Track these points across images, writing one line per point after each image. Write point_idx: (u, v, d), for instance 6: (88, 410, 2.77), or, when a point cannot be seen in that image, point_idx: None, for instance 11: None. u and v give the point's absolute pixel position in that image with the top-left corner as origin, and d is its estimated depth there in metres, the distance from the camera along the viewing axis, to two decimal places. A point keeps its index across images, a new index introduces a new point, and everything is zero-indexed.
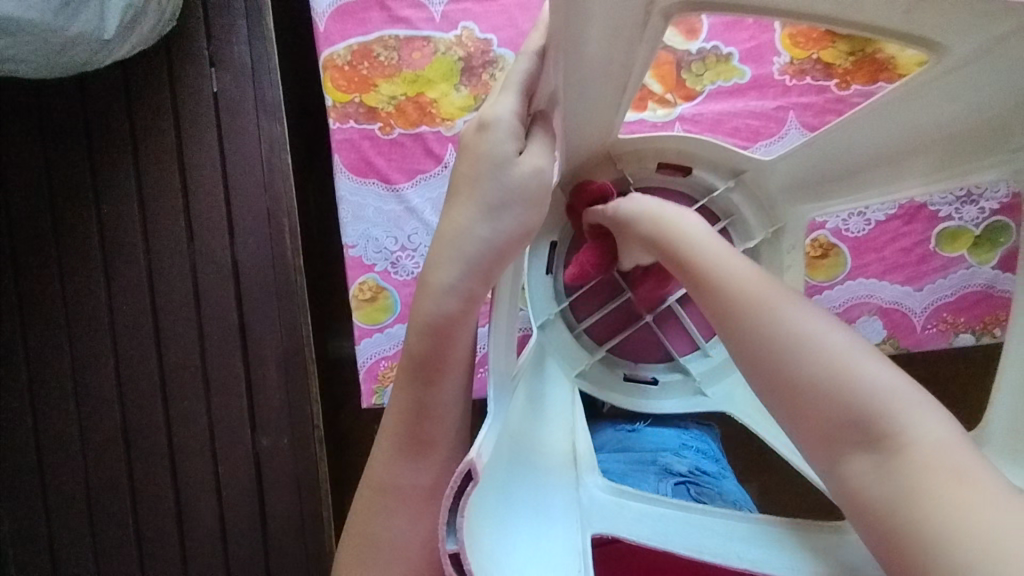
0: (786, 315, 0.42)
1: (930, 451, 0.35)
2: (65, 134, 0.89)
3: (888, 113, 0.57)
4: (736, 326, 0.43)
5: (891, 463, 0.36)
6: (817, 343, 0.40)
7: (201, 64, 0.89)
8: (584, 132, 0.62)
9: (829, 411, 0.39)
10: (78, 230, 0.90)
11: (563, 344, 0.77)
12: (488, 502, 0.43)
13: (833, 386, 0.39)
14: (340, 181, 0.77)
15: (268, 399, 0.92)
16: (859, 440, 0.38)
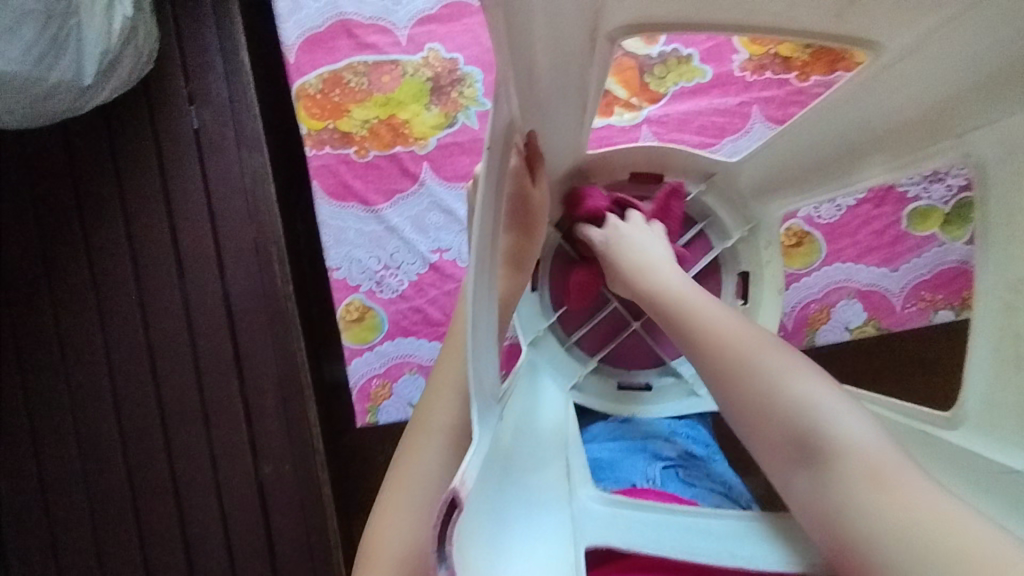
0: (756, 361, 0.52)
1: (862, 458, 0.45)
2: (52, 177, 0.91)
3: (844, 106, 0.60)
4: (703, 361, 0.55)
5: (825, 474, 0.47)
6: (767, 368, 0.52)
7: (181, 103, 0.91)
8: (554, 145, 0.66)
9: (771, 423, 0.50)
10: (70, 270, 0.92)
11: (555, 357, 0.79)
12: (483, 518, 0.41)
13: (777, 404, 0.50)
14: (320, 206, 0.79)
15: (267, 426, 0.93)
16: (800, 456, 0.48)
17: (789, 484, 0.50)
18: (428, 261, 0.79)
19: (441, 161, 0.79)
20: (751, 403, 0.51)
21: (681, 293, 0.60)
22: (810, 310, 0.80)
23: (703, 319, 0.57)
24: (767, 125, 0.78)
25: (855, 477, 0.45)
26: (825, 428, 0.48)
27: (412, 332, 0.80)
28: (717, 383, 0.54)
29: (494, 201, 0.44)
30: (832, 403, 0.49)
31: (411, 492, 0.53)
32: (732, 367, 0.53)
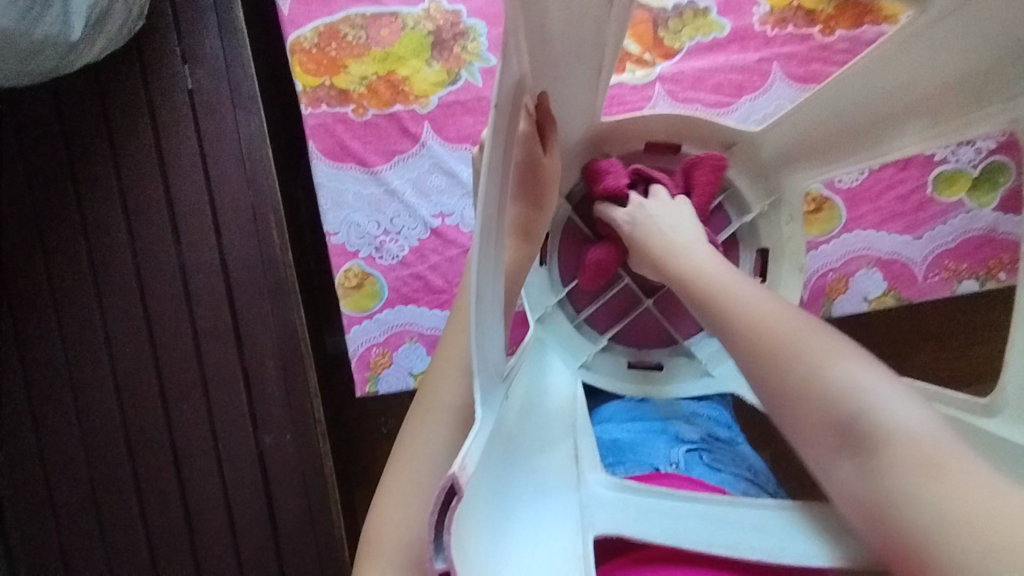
0: (792, 339, 0.49)
1: (911, 441, 0.41)
2: (41, 137, 0.88)
3: (879, 66, 0.57)
4: (734, 340, 0.52)
5: (871, 458, 0.42)
6: (805, 345, 0.48)
7: (174, 61, 0.87)
8: (567, 107, 0.62)
9: (814, 407, 0.46)
10: (62, 234, 0.89)
11: (563, 335, 0.76)
12: (482, 512, 0.39)
13: (815, 384, 0.46)
14: (317, 167, 0.75)
15: (267, 395, 0.92)
16: (844, 441, 0.44)
17: (834, 470, 0.45)
18: (429, 226, 0.77)
19: (444, 121, 0.76)
20: (790, 392, 0.47)
21: (714, 275, 0.57)
22: (828, 280, 0.77)
23: (742, 303, 0.53)
24: (787, 83, 0.75)
25: (907, 466, 0.40)
26: (875, 416, 0.43)
27: (413, 300, 0.77)
28: (750, 365, 0.50)
29: (501, 168, 0.41)
30: (885, 388, 0.44)
31: (411, 473, 0.51)
32: (771, 351, 0.49)
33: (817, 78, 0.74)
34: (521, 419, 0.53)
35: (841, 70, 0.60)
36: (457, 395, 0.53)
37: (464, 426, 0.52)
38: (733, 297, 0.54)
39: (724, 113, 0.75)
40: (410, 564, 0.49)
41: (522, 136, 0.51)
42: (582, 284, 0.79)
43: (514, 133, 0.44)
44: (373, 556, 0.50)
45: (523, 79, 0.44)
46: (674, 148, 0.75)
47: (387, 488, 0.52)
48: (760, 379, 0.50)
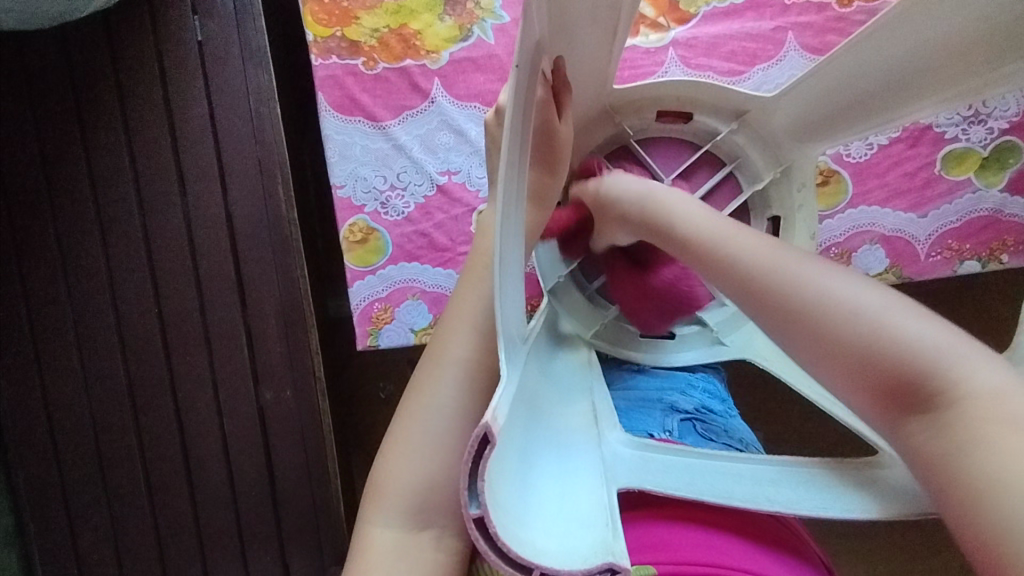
0: (827, 289, 0.45)
1: (981, 397, 0.39)
2: (50, 80, 0.87)
3: (887, 34, 0.57)
4: (774, 301, 0.47)
5: (939, 416, 0.40)
6: (851, 305, 0.44)
7: (184, 9, 0.86)
8: (583, 73, 0.61)
9: (867, 359, 0.43)
10: (69, 179, 0.89)
11: (575, 302, 0.75)
12: (512, 459, 0.38)
13: (869, 333, 0.43)
14: (325, 119, 0.75)
15: (269, 348, 0.93)
16: (906, 398, 0.42)
17: (899, 426, 0.43)
18: (435, 183, 0.77)
19: (454, 78, 0.76)
20: (840, 343, 0.44)
21: (718, 229, 0.54)
22: (830, 255, 0.77)
23: (757, 256, 0.50)
24: (802, 53, 0.74)
25: (980, 421, 0.38)
26: (942, 368, 0.41)
27: (416, 257, 0.78)
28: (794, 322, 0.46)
29: (522, 125, 0.40)
30: (935, 336, 0.42)
31: (420, 422, 0.51)
32: (802, 323, 0.46)
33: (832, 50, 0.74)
34: (538, 373, 0.51)
35: (846, 37, 0.59)
36: (466, 349, 0.52)
37: (475, 380, 0.52)
38: (738, 249, 0.51)
39: (737, 81, 0.75)
40: (416, 509, 0.50)
41: (540, 101, 0.50)
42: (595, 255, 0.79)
43: (534, 97, 0.44)
44: (379, 500, 0.51)
45: (542, 41, 0.43)
46: (684, 117, 0.75)
47: (395, 436, 0.52)
48: (807, 351, 0.46)
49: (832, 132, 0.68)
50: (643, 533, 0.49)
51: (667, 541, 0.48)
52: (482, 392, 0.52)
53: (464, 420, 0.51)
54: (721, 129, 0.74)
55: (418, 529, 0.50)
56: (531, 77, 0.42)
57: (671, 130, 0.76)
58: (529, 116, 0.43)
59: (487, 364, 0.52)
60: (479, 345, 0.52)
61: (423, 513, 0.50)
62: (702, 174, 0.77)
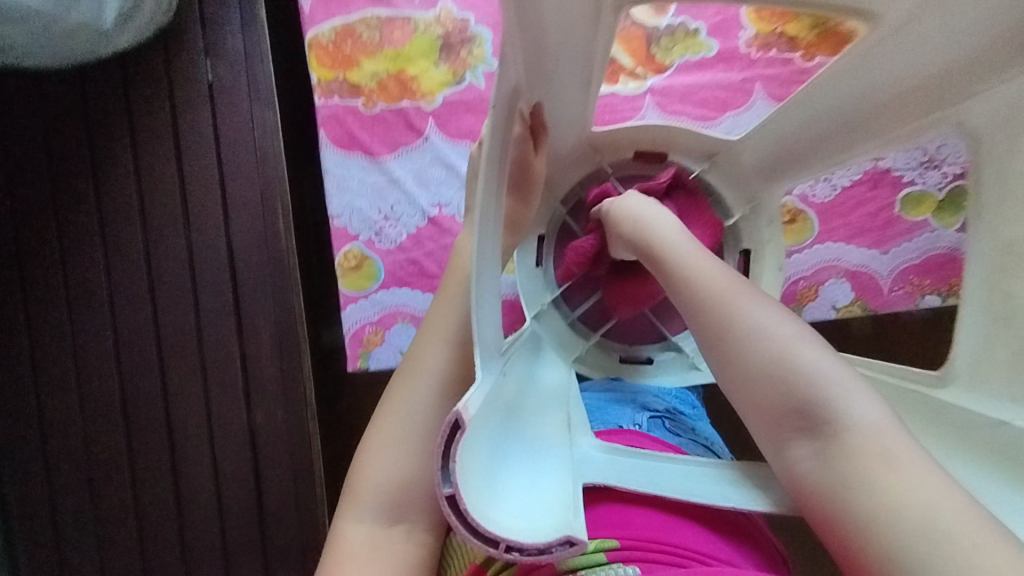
0: (764, 326, 0.51)
1: (868, 435, 0.45)
2: (66, 115, 0.92)
3: (833, 88, 0.63)
4: (718, 329, 0.52)
5: (831, 446, 0.46)
6: (773, 337, 0.50)
7: (198, 53, 0.92)
8: (562, 117, 0.67)
9: (786, 393, 0.48)
10: (78, 206, 0.93)
11: (559, 331, 0.79)
12: (485, 450, 0.41)
13: (785, 368, 0.48)
14: (325, 153, 0.81)
15: (262, 370, 0.95)
16: (805, 426, 0.47)
17: (786, 449, 0.48)
18: (427, 215, 0.81)
19: (447, 118, 0.81)
20: (761, 370, 0.49)
21: (686, 256, 0.58)
22: (799, 288, 0.82)
23: (714, 286, 0.54)
24: (768, 102, 0.80)
25: (866, 457, 0.44)
26: (834, 403, 0.46)
27: (408, 284, 0.82)
28: (726, 347, 0.51)
29: (498, 159, 0.45)
30: (850, 388, 0.47)
31: (397, 423, 0.54)
32: (742, 361, 0.50)
33: None
34: (517, 385, 0.55)
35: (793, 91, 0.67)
36: (443, 358, 0.56)
37: (449, 386, 0.55)
38: (699, 278, 0.55)
39: (709, 126, 0.81)
40: (390, 506, 0.52)
41: (518, 140, 0.55)
42: (577, 283, 0.82)
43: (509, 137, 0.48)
44: (355, 499, 0.53)
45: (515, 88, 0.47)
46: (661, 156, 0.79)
47: (373, 437, 0.55)
48: (736, 388, 0.51)
49: (795, 174, 0.74)
50: (604, 512, 0.51)
51: (628, 521, 0.50)
52: (454, 400, 0.55)
53: (439, 423, 0.54)
54: (694, 168, 0.78)
55: (391, 524, 0.52)
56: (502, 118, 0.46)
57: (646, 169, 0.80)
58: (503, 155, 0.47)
59: (461, 371, 0.55)
60: (455, 355, 0.56)
61: (399, 509, 0.53)
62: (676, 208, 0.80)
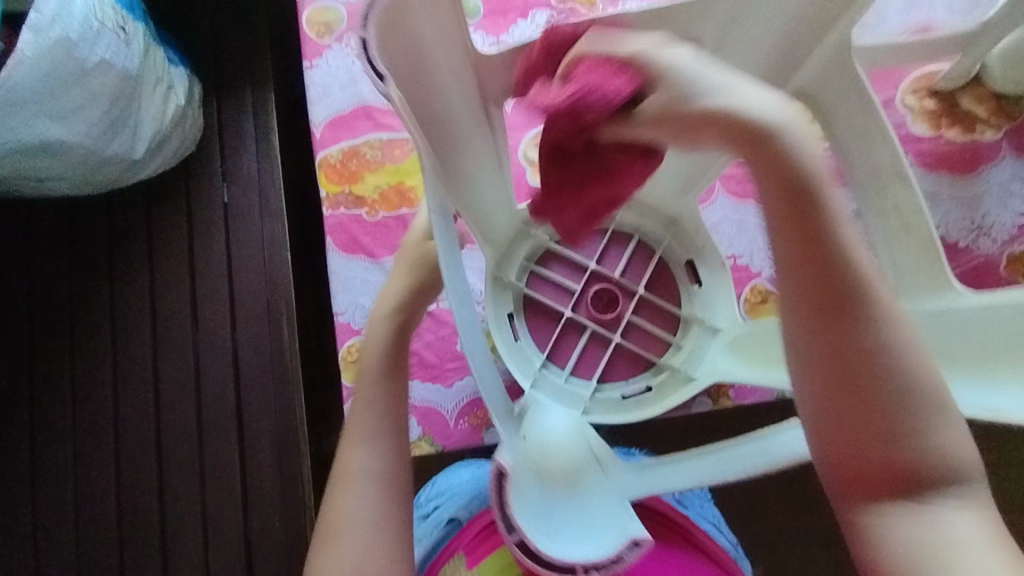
0: (893, 324, 0.44)
1: (951, 477, 0.44)
2: (90, 236, 1.00)
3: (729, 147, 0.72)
4: (861, 308, 0.43)
5: (919, 474, 0.43)
6: (901, 346, 0.44)
7: (216, 177, 1.02)
8: (496, 198, 0.73)
9: (896, 403, 0.43)
10: (93, 318, 0.99)
11: (556, 390, 0.78)
12: (528, 497, 0.53)
13: (908, 380, 0.43)
14: (332, 258, 0.89)
15: (261, 475, 0.96)
16: (898, 441, 0.43)
17: (868, 459, 0.44)
18: (425, 308, 0.87)
19: None
20: (881, 372, 0.43)
21: (840, 229, 0.44)
22: None
23: (853, 261, 0.43)
24: (727, 198, 0.91)
25: (944, 499, 0.43)
26: (931, 435, 0.44)
27: (407, 375, 0.86)
28: (852, 338, 0.43)
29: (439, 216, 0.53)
30: (969, 469, 0.44)
31: (343, 526, 0.56)
32: (886, 410, 0.43)
33: (752, 194, 0.91)
34: (532, 439, 0.60)
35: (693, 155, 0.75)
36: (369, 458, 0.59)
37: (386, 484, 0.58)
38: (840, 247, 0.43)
39: None
40: None
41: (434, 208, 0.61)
42: (558, 345, 0.82)
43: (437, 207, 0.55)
44: None
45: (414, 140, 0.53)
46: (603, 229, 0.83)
47: (321, 544, 0.56)
48: (855, 431, 0.44)
49: None
50: None
51: None
52: (393, 495, 0.58)
53: (386, 519, 0.57)
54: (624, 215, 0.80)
55: None
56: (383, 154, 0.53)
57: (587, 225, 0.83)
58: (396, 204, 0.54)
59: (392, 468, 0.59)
60: (383, 452, 0.59)
61: None
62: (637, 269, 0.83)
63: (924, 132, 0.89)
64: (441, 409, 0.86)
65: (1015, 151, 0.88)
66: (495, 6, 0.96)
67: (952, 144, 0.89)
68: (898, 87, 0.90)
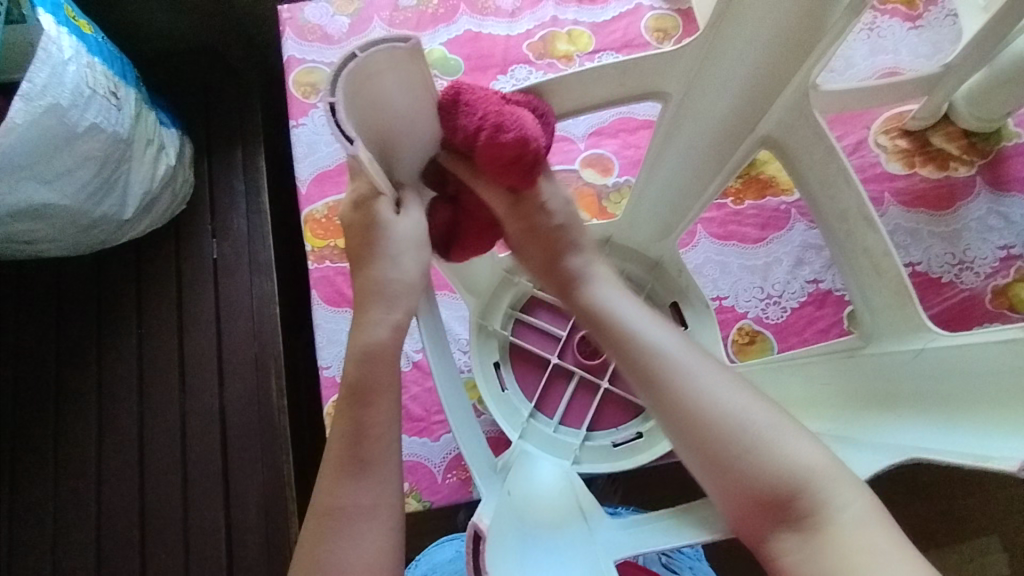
0: (727, 408, 0.52)
1: (849, 526, 0.47)
2: (77, 296, 1.00)
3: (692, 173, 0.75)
4: (675, 416, 0.54)
5: (811, 531, 0.48)
6: (746, 421, 0.51)
7: (204, 235, 1.02)
8: None
9: (759, 479, 0.50)
10: (77, 380, 0.97)
11: (545, 442, 0.77)
12: (508, 549, 0.54)
13: (754, 450, 0.50)
14: (317, 311, 0.89)
15: (246, 541, 0.93)
16: (778, 511, 0.49)
17: (768, 539, 0.50)
18: (411, 359, 0.87)
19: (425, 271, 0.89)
20: (727, 455, 0.51)
21: (660, 352, 0.56)
22: None
23: (686, 377, 0.54)
24: (710, 240, 0.91)
25: (845, 547, 0.46)
26: (807, 489, 0.49)
27: None
28: (694, 437, 0.53)
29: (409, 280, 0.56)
30: (839, 480, 0.49)
31: None
32: (728, 462, 0.51)
33: (734, 235, 0.91)
34: (518, 495, 0.62)
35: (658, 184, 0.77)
36: None
37: None
38: (665, 367, 0.55)
39: None
40: None
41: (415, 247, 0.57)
42: (545, 394, 0.80)
43: (417, 259, 0.55)
44: None
45: (386, 197, 0.55)
46: None
47: None
48: (719, 478, 0.51)
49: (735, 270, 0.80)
50: None
51: None
52: None
53: None
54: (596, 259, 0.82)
55: None
56: (362, 211, 0.55)
57: None
58: (373, 257, 0.55)
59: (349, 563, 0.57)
60: None
61: None
62: None
63: (898, 171, 0.91)
64: (428, 463, 0.84)
65: (990, 186, 0.89)
66: (475, 63, 0.99)
67: (927, 181, 0.90)
68: (869, 127, 0.93)
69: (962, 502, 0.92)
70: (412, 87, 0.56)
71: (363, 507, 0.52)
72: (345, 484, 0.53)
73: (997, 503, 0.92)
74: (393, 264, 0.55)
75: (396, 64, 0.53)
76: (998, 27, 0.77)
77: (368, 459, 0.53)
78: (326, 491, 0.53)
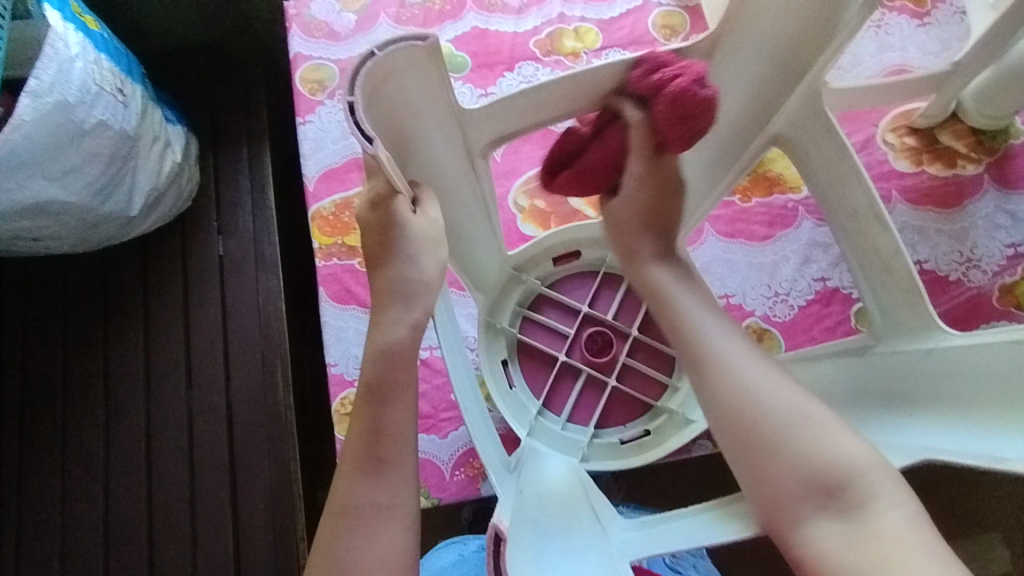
0: (777, 397, 0.54)
1: (887, 523, 0.47)
2: (84, 293, 1.00)
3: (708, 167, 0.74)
4: (726, 395, 0.56)
5: (855, 523, 0.48)
6: (797, 410, 0.53)
7: (210, 232, 1.02)
8: (481, 247, 0.74)
9: (805, 466, 0.51)
10: (85, 377, 0.97)
11: (554, 440, 0.77)
12: (526, 550, 0.54)
13: (798, 438, 0.52)
14: (325, 308, 0.89)
15: (254, 537, 0.93)
16: (819, 498, 0.50)
17: (806, 524, 0.50)
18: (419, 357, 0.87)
19: None
20: (777, 440, 0.52)
21: (711, 336, 0.59)
22: None
23: (738, 366, 0.56)
24: (717, 238, 0.91)
25: (887, 543, 0.46)
26: (854, 484, 0.49)
27: None
28: (744, 417, 0.54)
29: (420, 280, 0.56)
30: (885, 476, 0.49)
31: None
32: (771, 445, 0.52)
33: (741, 233, 0.92)
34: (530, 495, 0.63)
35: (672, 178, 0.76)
36: None
37: None
38: (713, 351, 0.58)
39: None
40: None
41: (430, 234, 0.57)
42: (553, 392, 0.81)
43: (434, 258, 0.55)
44: None
45: (404, 196, 0.54)
46: (595, 272, 0.84)
47: None
48: (759, 460, 0.53)
49: None
50: None
51: None
52: None
53: None
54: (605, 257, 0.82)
55: None
56: (379, 212, 0.54)
57: (573, 270, 0.84)
58: (390, 257, 0.54)
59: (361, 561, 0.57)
60: None
61: None
62: (630, 311, 0.83)
63: (906, 169, 0.91)
64: (437, 461, 0.84)
65: (997, 184, 0.89)
66: (482, 60, 0.99)
67: (935, 179, 0.90)
68: (877, 125, 0.93)
69: (968, 501, 0.92)
70: (427, 85, 0.55)
71: (377, 505, 0.52)
72: (359, 482, 0.53)
73: (1002, 502, 0.92)
74: (409, 263, 0.54)
75: (412, 62, 0.53)
76: (1007, 25, 0.77)
77: (383, 457, 0.53)
78: (341, 489, 0.53)
